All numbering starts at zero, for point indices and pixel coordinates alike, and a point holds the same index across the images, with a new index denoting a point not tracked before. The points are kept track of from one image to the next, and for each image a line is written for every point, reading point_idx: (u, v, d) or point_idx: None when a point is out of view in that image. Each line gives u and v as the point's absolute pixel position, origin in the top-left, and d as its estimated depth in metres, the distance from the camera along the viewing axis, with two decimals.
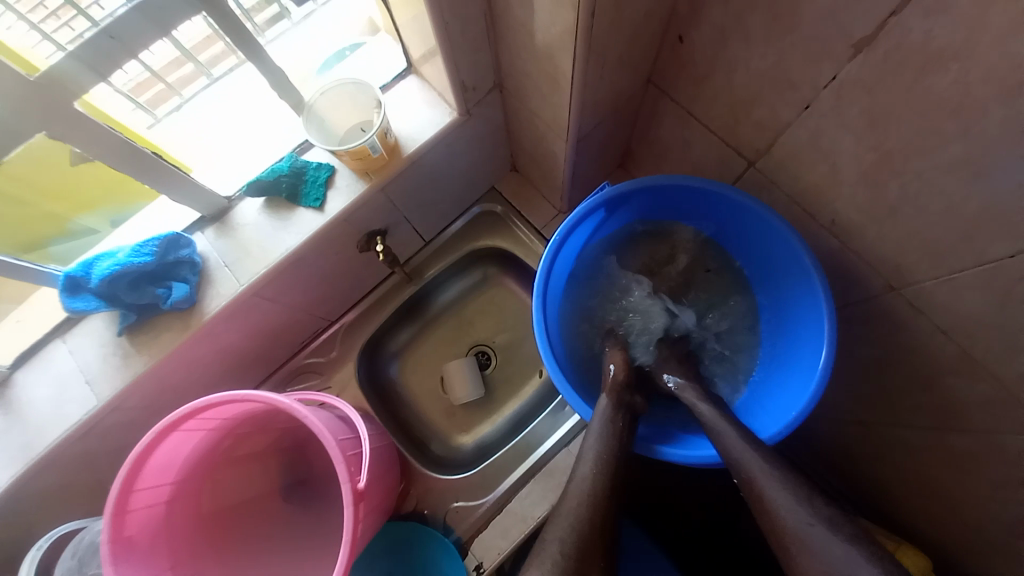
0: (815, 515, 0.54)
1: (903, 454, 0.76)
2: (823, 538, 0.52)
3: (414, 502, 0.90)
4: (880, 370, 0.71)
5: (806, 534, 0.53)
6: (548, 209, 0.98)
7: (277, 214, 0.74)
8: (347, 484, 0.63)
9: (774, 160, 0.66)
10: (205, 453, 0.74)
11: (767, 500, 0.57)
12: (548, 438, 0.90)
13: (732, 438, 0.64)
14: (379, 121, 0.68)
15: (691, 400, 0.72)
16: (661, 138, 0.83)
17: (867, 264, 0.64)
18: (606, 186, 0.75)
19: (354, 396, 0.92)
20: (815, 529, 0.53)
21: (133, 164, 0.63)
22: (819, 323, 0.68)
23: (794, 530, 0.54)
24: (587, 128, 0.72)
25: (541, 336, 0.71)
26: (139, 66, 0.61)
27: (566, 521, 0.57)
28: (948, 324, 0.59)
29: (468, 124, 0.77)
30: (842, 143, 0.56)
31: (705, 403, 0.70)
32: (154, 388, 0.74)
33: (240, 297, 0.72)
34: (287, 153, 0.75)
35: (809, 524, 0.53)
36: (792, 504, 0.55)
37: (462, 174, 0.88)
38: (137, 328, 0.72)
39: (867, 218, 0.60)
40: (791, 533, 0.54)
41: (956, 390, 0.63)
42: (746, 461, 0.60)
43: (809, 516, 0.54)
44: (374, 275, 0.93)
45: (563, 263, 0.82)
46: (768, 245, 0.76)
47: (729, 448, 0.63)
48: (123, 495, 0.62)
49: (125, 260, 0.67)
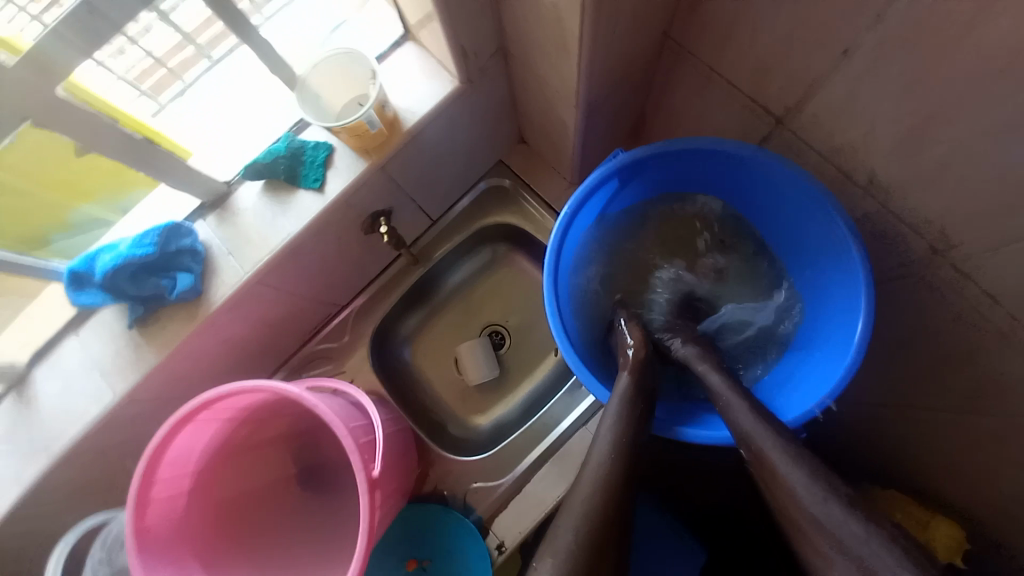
0: (829, 491, 0.51)
1: (941, 429, 0.72)
2: (836, 518, 0.49)
3: (433, 484, 0.90)
4: (919, 343, 0.67)
5: (812, 510, 0.51)
6: (559, 183, 0.94)
7: (276, 198, 0.71)
8: (361, 473, 0.62)
9: (805, 117, 0.61)
10: (221, 443, 0.74)
11: (776, 478, 0.54)
12: (565, 417, 0.88)
13: (742, 411, 0.60)
14: (375, 94, 0.64)
15: (699, 366, 0.67)
16: (677, 100, 0.77)
17: (907, 228, 0.59)
18: (619, 153, 0.70)
19: (367, 381, 0.92)
20: (827, 507, 0.50)
21: (129, 156, 0.61)
22: (854, 294, 0.64)
23: (800, 508, 0.52)
24: (597, 93, 0.67)
25: (553, 314, 0.69)
26: (140, 51, 0.60)
27: (581, 508, 0.55)
28: (995, 290, 0.54)
29: (470, 94, 0.73)
30: (884, 94, 0.50)
31: (715, 371, 0.65)
32: (167, 379, 0.74)
33: (245, 285, 0.70)
34: (283, 133, 0.72)
35: (822, 503, 0.51)
36: (799, 483, 0.53)
37: (466, 149, 0.84)
38: (145, 321, 0.71)
39: (909, 177, 0.55)
40: (795, 510, 0.52)
41: (1004, 362, 0.58)
42: (760, 436, 0.57)
43: (823, 491, 0.51)
44: (380, 258, 0.91)
45: (575, 237, 0.78)
46: (797, 211, 0.71)
47: (739, 420, 0.60)
48: (143, 488, 0.63)
49: (126, 252, 0.66)
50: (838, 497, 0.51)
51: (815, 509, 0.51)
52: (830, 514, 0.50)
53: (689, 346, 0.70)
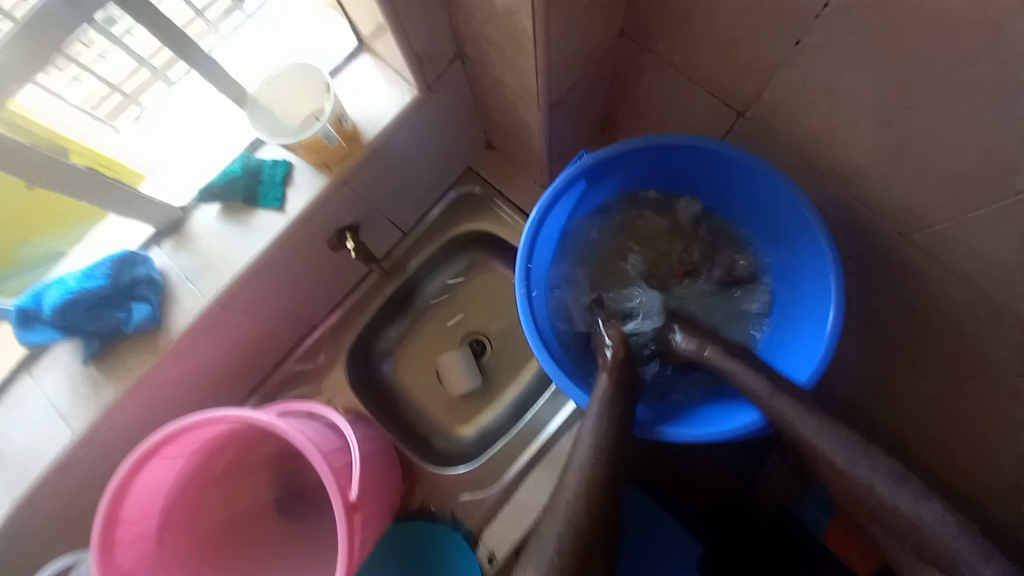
0: (876, 467, 0.58)
1: (921, 404, 0.73)
2: (892, 491, 0.57)
3: (421, 500, 0.88)
4: (893, 321, 0.68)
5: (878, 491, 0.57)
6: (530, 185, 0.93)
7: (235, 219, 0.68)
8: (337, 497, 0.60)
9: (766, 107, 0.61)
10: (191, 477, 0.71)
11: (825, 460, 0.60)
12: (552, 420, 0.87)
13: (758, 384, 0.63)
14: (330, 107, 0.62)
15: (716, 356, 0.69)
16: (642, 96, 0.76)
17: (873, 210, 0.60)
18: (584, 153, 0.70)
19: (348, 400, 0.89)
20: (877, 481, 0.58)
21: (82, 190, 0.59)
22: (825, 280, 0.65)
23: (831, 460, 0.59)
24: (560, 92, 0.66)
25: (528, 322, 0.67)
26: (94, 78, 0.59)
27: (562, 515, 0.54)
28: (962, 267, 0.55)
29: (432, 101, 0.71)
30: (841, 79, 0.51)
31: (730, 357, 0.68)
32: (132, 415, 0.71)
33: (207, 312, 0.68)
34: (240, 151, 0.70)
35: (892, 490, 0.57)
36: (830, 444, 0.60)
37: (433, 156, 0.82)
38: (103, 355, 0.68)
39: (872, 157, 0.55)
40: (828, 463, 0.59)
41: (975, 333, 0.59)
42: (785, 408, 0.61)
43: (870, 466, 0.58)
44: (351, 273, 0.89)
45: (547, 241, 0.77)
46: (765, 200, 0.71)
47: (761, 395, 0.63)
48: (108, 530, 0.60)
49: (76, 286, 0.62)
50: (888, 475, 0.57)
51: (879, 490, 0.57)
52: (886, 488, 0.57)
53: (698, 343, 0.71)
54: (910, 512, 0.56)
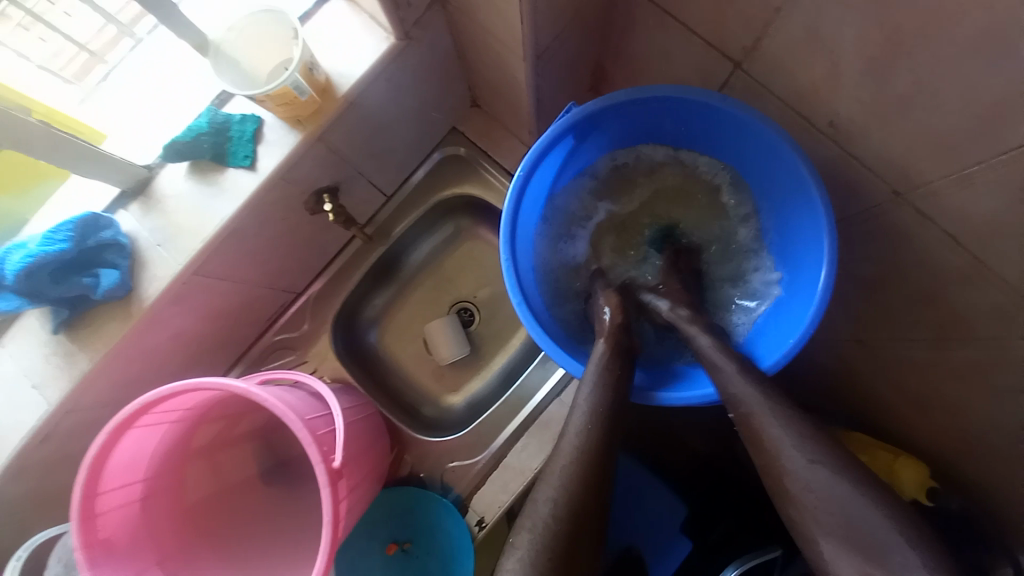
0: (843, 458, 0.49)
1: (903, 371, 0.73)
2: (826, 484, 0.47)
3: (411, 466, 0.88)
4: (884, 286, 0.66)
5: (815, 490, 0.47)
6: (517, 146, 0.89)
7: (204, 179, 0.65)
8: (320, 465, 0.59)
9: (763, 59, 0.57)
10: (173, 447, 0.71)
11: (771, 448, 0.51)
12: (540, 388, 0.87)
13: (731, 373, 0.57)
14: (299, 54, 0.57)
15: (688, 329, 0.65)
16: (634, 49, 0.72)
17: (869, 171, 0.58)
18: (572, 107, 0.67)
19: (334, 368, 0.88)
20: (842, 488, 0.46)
21: (38, 145, 0.55)
22: (818, 239, 0.63)
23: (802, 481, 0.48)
24: (547, 42, 0.62)
25: (514, 289, 0.66)
26: (58, 35, 0.59)
27: (557, 479, 0.53)
28: (954, 230, 0.54)
29: (410, 52, 0.66)
30: (842, 24, 0.48)
31: (703, 333, 0.63)
32: (108, 383, 0.69)
33: (180, 278, 0.65)
34: (205, 107, 0.65)
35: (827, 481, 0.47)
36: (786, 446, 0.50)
37: (413, 114, 0.78)
38: (74, 323, 0.66)
39: (867, 113, 0.53)
40: (792, 483, 0.49)
41: (961, 296, 0.59)
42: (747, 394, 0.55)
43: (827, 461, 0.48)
44: (332, 240, 0.86)
45: (534, 201, 0.75)
46: (764, 159, 0.68)
47: (728, 382, 0.57)
48: (88, 499, 0.59)
49: (37, 250, 0.59)
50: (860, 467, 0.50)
51: (812, 484, 0.48)
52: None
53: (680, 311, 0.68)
54: (843, 510, 0.45)
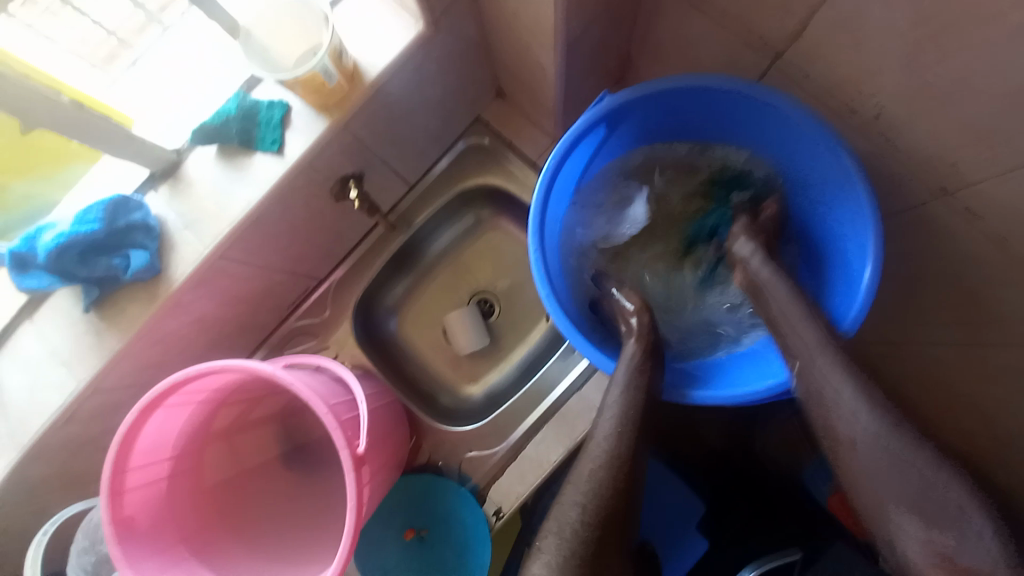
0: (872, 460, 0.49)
1: (936, 374, 0.71)
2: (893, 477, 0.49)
3: (427, 455, 0.89)
4: (921, 285, 0.64)
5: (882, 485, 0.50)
6: (541, 137, 0.88)
7: (232, 163, 0.65)
8: (345, 450, 0.59)
9: (802, 49, 0.55)
10: (197, 428, 0.71)
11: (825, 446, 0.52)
12: (560, 382, 0.87)
13: (799, 334, 0.58)
14: (329, 39, 0.57)
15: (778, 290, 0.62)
16: (663, 38, 0.70)
17: (911, 167, 0.56)
18: (605, 96, 0.65)
19: (353, 356, 0.89)
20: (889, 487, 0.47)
21: (68, 128, 0.55)
22: (862, 238, 0.61)
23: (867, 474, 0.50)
24: (577, 30, 0.60)
25: (541, 281, 0.65)
26: (88, 21, 0.60)
27: (584, 484, 0.52)
28: (1001, 229, 0.52)
29: (438, 40, 0.66)
30: (890, 13, 0.46)
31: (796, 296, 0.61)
32: (134, 365, 0.70)
33: (208, 262, 0.65)
34: (233, 91, 0.66)
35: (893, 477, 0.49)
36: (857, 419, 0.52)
37: (437, 102, 0.77)
38: (102, 304, 0.67)
39: (912, 107, 0.51)
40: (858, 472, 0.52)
41: (1001, 298, 0.57)
42: (821, 361, 0.55)
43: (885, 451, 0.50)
44: (353, 228, 0.86)
45: (563, 191, 0.74)
46: (804, 153, 0.66)
47: (796, 343, 0.58)
48: (115, 477, 0.61)
49: (70, 232, 0.61)
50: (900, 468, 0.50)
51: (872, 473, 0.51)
52: (888, 477, 0.50)
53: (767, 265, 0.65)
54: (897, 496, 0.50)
